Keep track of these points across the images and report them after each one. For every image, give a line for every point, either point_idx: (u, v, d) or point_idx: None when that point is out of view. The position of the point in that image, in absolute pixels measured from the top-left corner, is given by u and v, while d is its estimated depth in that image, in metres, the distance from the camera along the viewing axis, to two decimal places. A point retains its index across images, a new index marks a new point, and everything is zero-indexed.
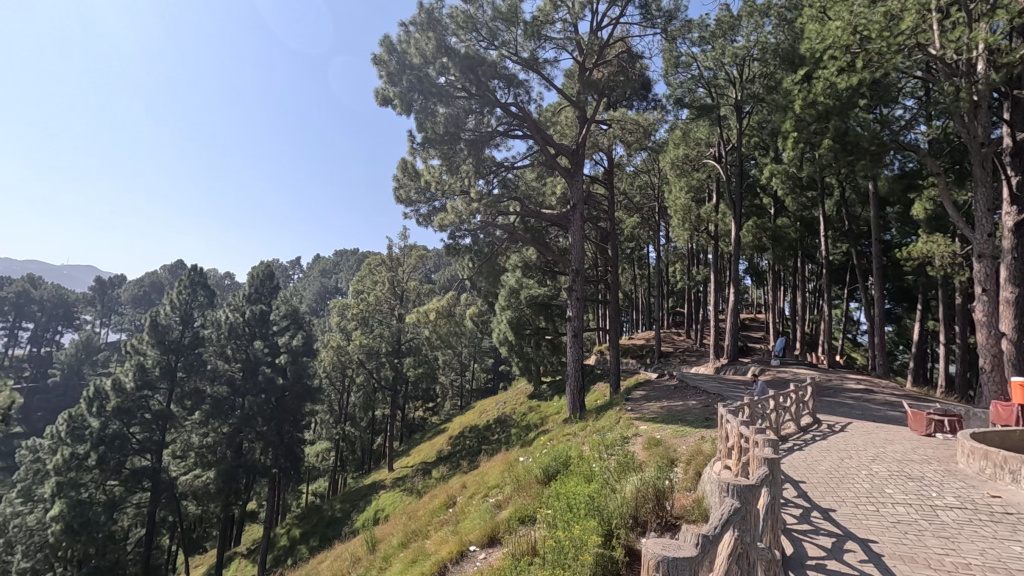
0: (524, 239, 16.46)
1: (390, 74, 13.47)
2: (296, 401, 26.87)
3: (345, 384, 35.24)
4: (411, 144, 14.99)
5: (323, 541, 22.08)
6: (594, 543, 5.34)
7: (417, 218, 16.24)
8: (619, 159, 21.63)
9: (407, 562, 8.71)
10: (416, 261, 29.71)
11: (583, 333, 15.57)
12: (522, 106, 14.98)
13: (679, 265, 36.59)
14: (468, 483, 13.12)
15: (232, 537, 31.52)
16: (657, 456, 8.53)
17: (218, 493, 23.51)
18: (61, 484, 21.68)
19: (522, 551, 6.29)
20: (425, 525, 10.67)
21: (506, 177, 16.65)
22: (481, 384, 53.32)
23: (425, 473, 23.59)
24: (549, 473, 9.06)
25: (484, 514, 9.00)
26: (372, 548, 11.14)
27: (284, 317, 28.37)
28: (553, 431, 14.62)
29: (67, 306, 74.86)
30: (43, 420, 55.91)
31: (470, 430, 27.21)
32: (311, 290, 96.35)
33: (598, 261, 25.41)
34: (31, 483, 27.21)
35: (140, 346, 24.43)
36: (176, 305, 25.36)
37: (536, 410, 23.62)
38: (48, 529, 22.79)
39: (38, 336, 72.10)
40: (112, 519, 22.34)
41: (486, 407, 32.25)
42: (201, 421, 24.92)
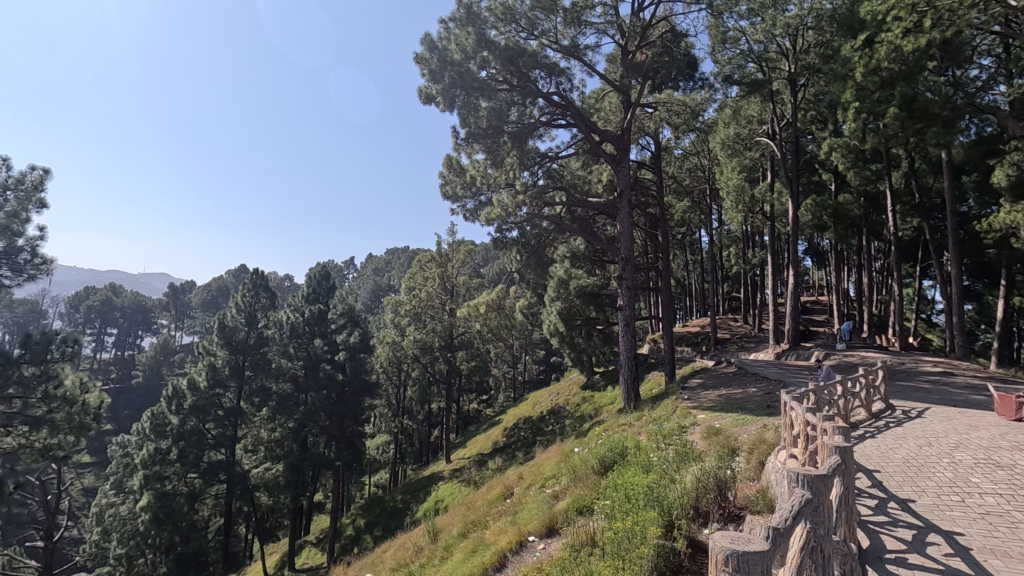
0: (571, 229, 16.23)
1: (432, 72, 13.66)
2: (356, 396, 27.49)
3: (401, 378, 36.18)
4: (456, 140, 15.05)
5: (387, 531, 22.82)
6: (654, 534, 5.24)
7: (464, 214, 16.42)
8: (666, 142, 21.06)
9: (468, 552, 8.87)
10: (465, 256, 30.09)
11: (634, 322, 15.35)
12: (565, 94, 14.81)
13: (734, 248, 35.38)
14: (524, 474, 13.22)
15: (302, 526, 33.16)
16: (717, 445, 8.30)
17: (287, 486, 24.69)
18: (147, 476, 23.40)
19: (581, 541, 6.31)
20: (484, 516, 10.84)
21: (551, 167, 16.45)
22: (533, 376, 53.56)
23: (481, 464, 23.99)
24: (606, 464, 8.98)
25: (541, 504, 9.08)
26: (434, 538, 11.43)
27: (341, 316, 29.21)
28: (608, 421, 14.51)
29: (146, 311, 80.60)
30: (130, 418, 60.64)
31: (525, 422, 27.37)
32: (366, 290, 99.68)
33: (648, 249, 24.95)
34: (122, 476, 29.51)
35: (212, 347, 25.97)
36: (240, 307, 26.65)
37: (590, 401, 23.46)
38: (138, 519, 24.67)
39: (122, 341, 78.35)
40: (193, 509, 23.92)
41: (540, 399, 32.38)
42: (269, 417, 25.94)
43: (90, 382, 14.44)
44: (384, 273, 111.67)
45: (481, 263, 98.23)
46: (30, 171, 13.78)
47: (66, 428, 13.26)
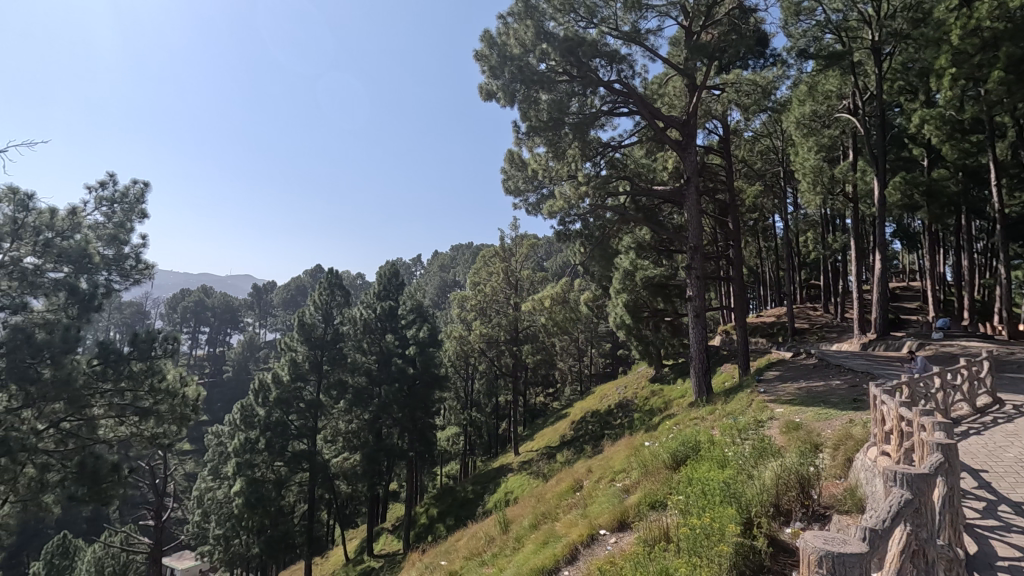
0: (636, 220, 15.85)
1: (493, 68, 13.71)
2: (426, 389, 28.20)
3: (469, 371, 36.97)
4: (517, 134, 15.07)
5: (459, 520, 23.45)
6: (732, 532, 5.08)
7: (526, 207, 16.46)
8: (736, 125, 20.12)
9: (539, 543, 8.93)
10: (528, 250, 30.26)
11: (705, 313, 14.82)
12: (627, 81, 14.47)
13: (811, 233, 33.46)
14: (594, 467, 13.11)
15: (380, 514, 34.70)
16: (799, 440, 7.88)
17: (365, 476, 26.06)
18: (240, 464, 25.29)
19: (654, 536, 6.20)
20: (555, 508, 10.86)
21: (614, 157, 16.11)
22: (600, 369, 53.18)
23: (550, 457, 24.03)
24: (679, 459, 8.76)
25: (612, 498, 8.98)
26: (505, 529, 11.59)
27: (409, 312, 30.29)
28: (678, 415, 14.13)
29: (234, 311, 86.88)
30: (223, 409, 65.94)
31: (593, 415, 27.11)
32: (433, 286, 102.67)
33: (717, 236, 24.08)
34: (217, 463, 31.94)
35: (293, 343, 27.34)
36: (318, 305, 27.76)
37: (659, 394, 22.90)
38: (233, 502, 26.68)
39: (214, 339, 84.96)
40: (280, 495, 25.57)
41: (608, 392, 31.91)
42: (346, 409, 27.15)
43: (188, 376, 15.74)
44: (449, 269, 114.21)
45: (544, 257, 98.61)
46: (133, 185, 15.16)
47: (170, 418, 14.59)
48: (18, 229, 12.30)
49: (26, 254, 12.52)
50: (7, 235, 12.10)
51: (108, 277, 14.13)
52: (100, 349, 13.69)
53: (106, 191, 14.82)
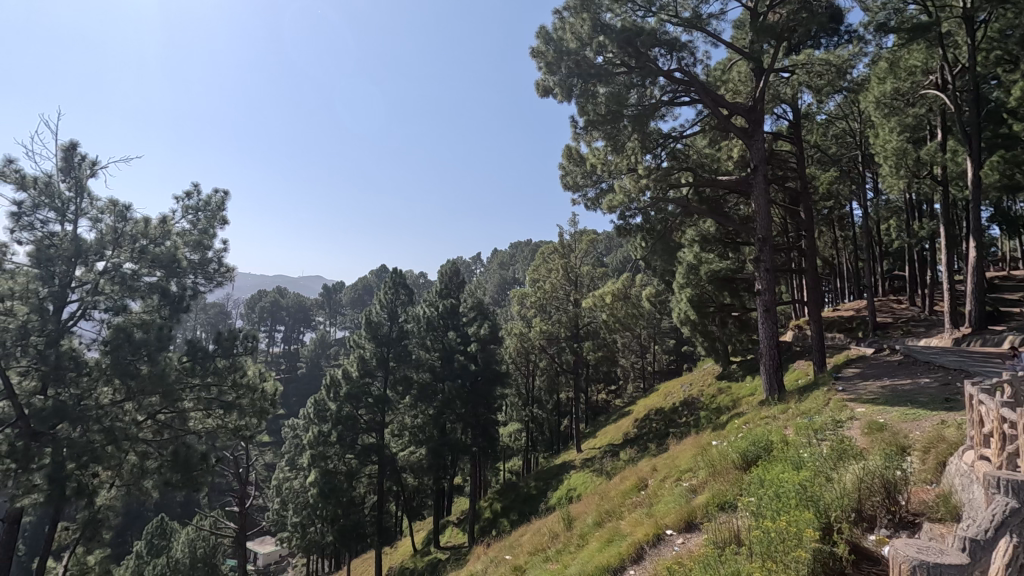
0: (700, 212, 15.33)
1: (549, 64, 13.71)
2: (488, 385, 28.69)
3: (530, 368, 37.15)
4: (575, 129, 14.94)
5: (522, 515, 23.61)
6: (810, 537, 4.84)
7: (585, 203, 16.34)
8: (807, 108, 19.05)
9: (603, 541, 8.85)
10: (588, 246, 29.92)
11: (776, 307, 14.16)
12: (688, 69, 14.04)
13: (893, 221, 31.22)
14: (658, 466, 12.84)
15: (445, 507, 35.60)
16: (882, 442, 7.38)
17: (430, 469, 26.68)
18: (314, 456, 26.62)
19: (724, 539, 5.99)
20: (618, 506, 10.72)
21: (675, 148, 15.68)
22: (664, 366, 52.08)
23: (613, 454, 23.76)
24: (750, 459, 8.44)
25: (678, 498, 8.76)
26: (569, 525, 11.58)
27: (471, 310, 30.44)
28: (748, 414, 13.58)
29: (306, 311, 91.55)
30: (298, 403, 69.82)
31: (656, 413, 26.53)
32: (493, 284, 103.90)
33: (787, 227, 22.90)
34: (294, 454, 33.78)
35: (361, 341, 28.45)
36: (383, 304, 28.49)
37: (726, 392, 22.08)
38: (308, 492, 28.16)
39: (289, 337, 89.99)
40: (352, 486, 26.71)
41: (672, 389, 31.13)
42: (412, 404, 27.95)
43: (267, 372, 16.73)
44: (509, 267, 115.17)
45: (604, 252, 97.52)
46: (214, 194, 16.25)
47: (251, 412, 15.56)
48: (118, 238, 13.65)
49: (125, 261, 13.80)
50: (109, 244, 13.45)
51: (195, 280, 15.19)
52: (189, 347, 14.79)
53: (192, 200, 15.97)
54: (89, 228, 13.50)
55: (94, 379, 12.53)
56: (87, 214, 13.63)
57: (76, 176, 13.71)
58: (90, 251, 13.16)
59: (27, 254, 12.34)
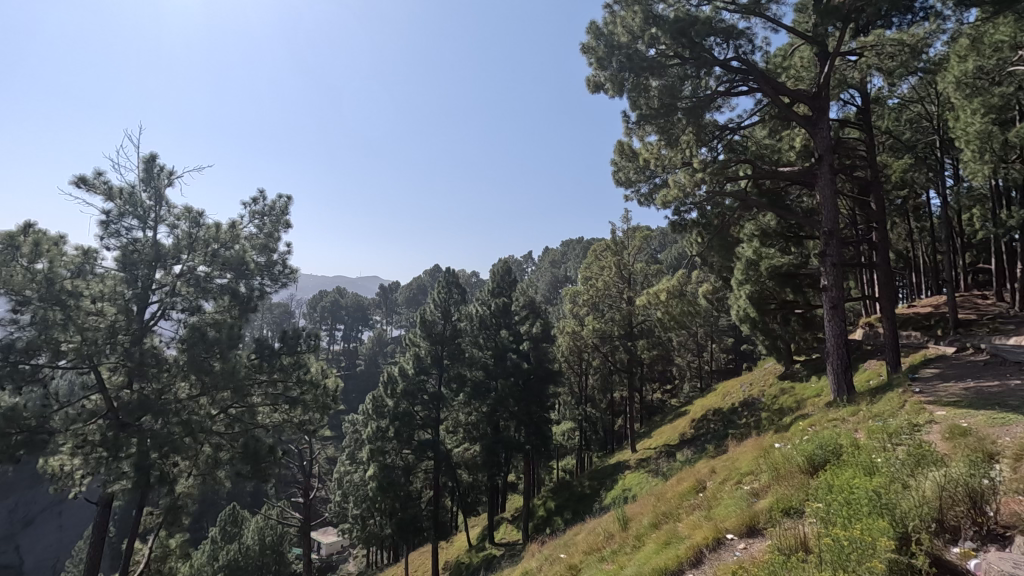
0: (759, 205, 14.74)
1: (600, 59, 13.57)
2: (541, 383, 28.78)
3: (583, 367, 36.93)
4: (627, 125, 14.72)
5: (576, 514, 23.52)
6: (886, 547, 4.58)
7: (638, 199, 16.05)
8: (877, 93, 17.98)
9: (661, 543, 8.69)
10: (641, 243, 29.41)
11: (843, 304, 13.45)
12: (746, 57, 13.52)
13: (977, 210, 28.94)
14: (717, 468, 12.47)
15: (499, 504, 35.97)
16: (966, 448, 6.87)
17: (484, 466, 27.01)
18: (373, 450, 27.48)
19: (790, 545, 5.75)
20: (676, 508, 10.51)
21: (732, 140, 15.18)
22: (721, 365, 50.54)
23: (669, 455, 23.29)
24: (817, 464, 8.05)
25: (739, 501, 8.48)
26: (625, 526, 11.40)
27: (523, 308, 30.75)
28: (814, 415, 12.96)
29: (364, 310, 94.68)
30: (357, 399, 72.39)
31: (714, 413, 25.78)
32: (544, 283, 103.94)
33: (856, 219, 21.69)
34: (353, 448, 35.00)
35: (416, 340, 29.10)
36: (437, 303, 29.07)
37: (789, 393, 21.18)
38: (368, 485, 29.13)
39: (348, 335, 93.41)
40: (408, 480, 27.40)
41: (730, 389, 30.13)
42: (465, 401, 28.33)
43: (328, 369, 17.40)
44: (560, 265, 114.88)
45: (657, 249, 95.63)
46: (278, 199, 17.05)
47: (314, 407, 16.24)
48: (193, 243, 14.58)
49: (199, 264, 14.72)
50: (184, 248, 14.42)
51: (261, 282, 15.93)
52: (257, 345, 15.59)
53: (258, 206, 16.82)
54: (168, 233, 14.51)
55: (173, 375, 13.44)
56: (165, 221, 14.61)
57: (155, 185, 14.72)
58: (169, 256, 14.14)
59: (114, 259, 13.38)
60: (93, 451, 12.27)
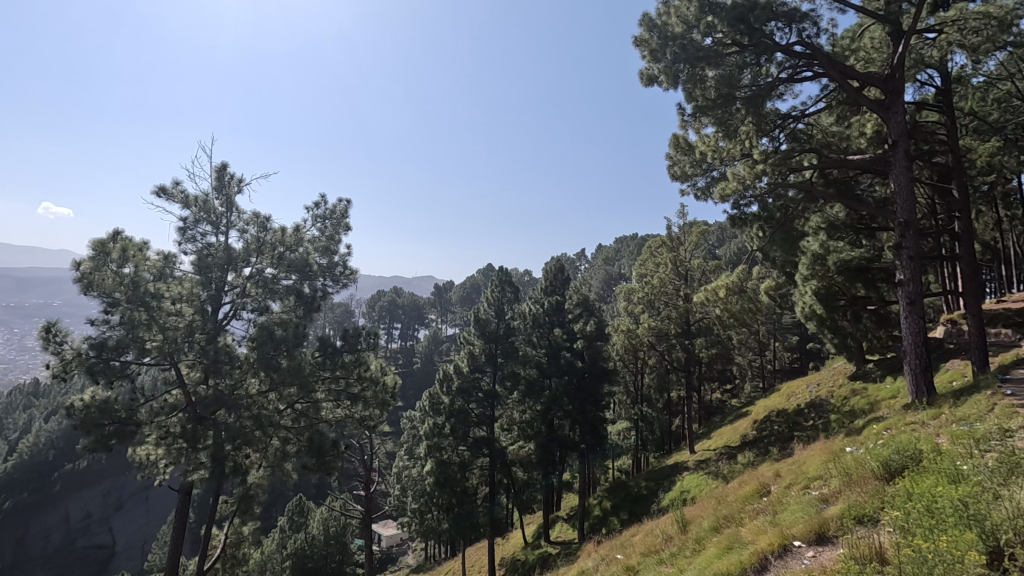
0: (826, 196, 13.98)
1: (653, 52, 13.30)
2: (596, 382, 28.49)
3: (638, 365, 36.28)
4: (682, 117, 14.31)
5: (633, 515, 23.17)
6: (974, 560, 4.26)
7: (695, 193, 15.62)
8: (960, 71, 16.64)
9: (722, 548, 8.41)
10: (698, 238, 28.58)
11: (922, 300, 12.57)
12: (810, 41, 12.89)
13: None
14: (783, 472, 11.95)
15: (555, 502, 35.94)
16: None
17: (539, 464, 27.09)
18: (430, 446, 28.07)
19: (864, 555, 5.44)
20: (738, 512, 10.16)
21: (796, 129, 14.48)
22: (786, 365, 48.39)
23: (730, 457, 22.52)
24: (893, 470, 7.58)
25: (807, 507, 8.09)
26: (684, 529, 11.14)
27: (576, 306, 30.63)
28: (890, 418, 12.18)
29: (420, 309, 96.82)
30: (414, 396, 74.26)
31: (778, 415, 24.72)
32: (598, 280, 102.90)
33: (937, 208, 20.17)
34: (411, 444, 35.90)
35: (471, 338, 29.46)
36: (490, 301, 29.36)
37: (862, 394, 20.00)
38: (425, 480, 29.79)
39: (405, 333, 95.90)
40: (464, 477, 27.80)
41: (796, 390, 28.77)
42: (520, 400, 28.45)
43: (387, 366, 17.87)
44: (614, 262, 113.42)
45: (716, 244, 92.67)
46: (338, 203, 17.70)
47: (374, 403, 16.71)
48: (261, 246, 15.39)
49: (267, 266, 15.52)
50: (253, 252, 15.26)
51: (324, 283, 16.49)
52: (320, 343, 16.26)
53: (320, 210, 17.54)
54: (238, 238, 15.35)
55: (244, 371, 14.20)
56: (235, 226, 15.47)
57: (226, 193, 15.59)
58: (239, 259, 14.99)
59: (191, 263, 14.30)
60: (174, 441, 13.20)
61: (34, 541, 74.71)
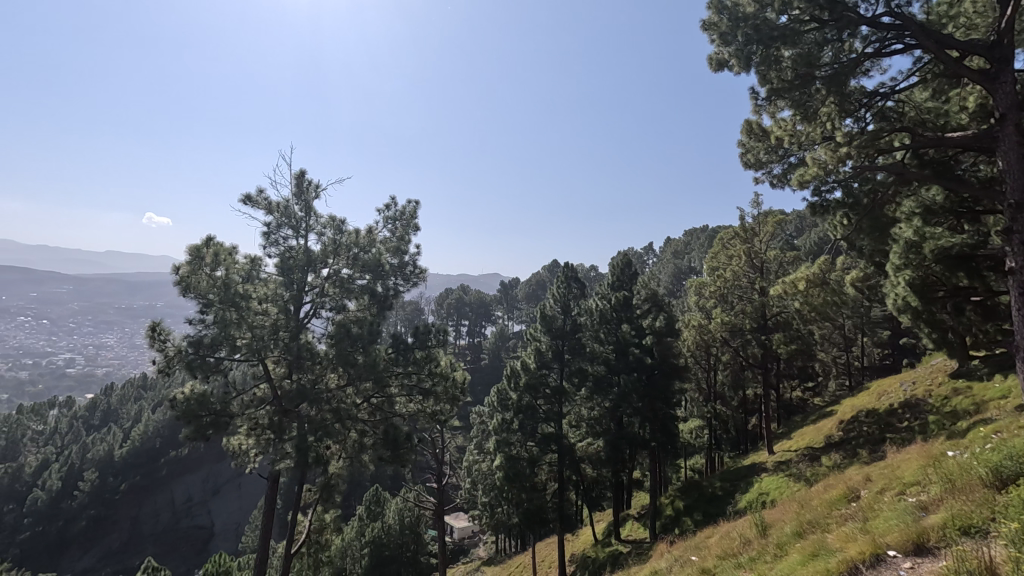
0: (921, 177, 12.84)
1: (723, 35, 12.77)
2: (666, 379, 27.77)
3: (711, 362, 35.04)
4: (756, 101, 13.64)
5: (707, 516, 22.48)
6: None
7: (771, 180, 14.84)
8: None
9: (807, 554, 7.95)
10: (774, 228, 27.26)
11: None
12: (900, 10, 11.89)
13: None
14: (874, 476, 11.13)
15: (625, 500, 35.45)
16: None
17: (609, 461, 27.06)
18: (499, 441, 28.48)
19: (973, 570, 4.96)
20: (823, 517, 9.58)
21: (885, 107, 13.42)
22: (876, 362, 45.13)
23: (813, 458, 21.33)
24: (1007, 476, 6.81)
25: (903, 514, 7.49)
26: (764, 533, 10.63)
27: (645, 301, 30.16)
28: (1001, 421, 11.02)
29: (487, 306, 98.29)
30: (483, 392, 75.67)
31: (868, 415, 23.08)
32: (667, 274, 100.32)
33: None
34: (481, 439, 36.53)
35: (537, 334, 29.46)
36: (556, 298, 29.26)
37: (965, 393, 18.30)
38: (495, 475, 30.23)
39: (473, 330, 97.75)
40: (533, 472, 27.94)
41: (888, 388, 26.76)
42: (588, 396, 28.26)
43: (456, 362, 18.26)
44: (683, 255, 110.06)
45: (795, 234, 87.73)
46: (408, 205, 18.27)
47: (445, 398, 17.14)
48: (337, 248, 16.16)
49: (343, 267, 16.28)
50: (330, 253, 16.05)
51: (395, 282, 17.04)
52: (393, 340, 16.84)
53: (391, 212, 18.16)
54: (316, 240, 16.21)
55: (324, 367, 14.92)
56: (314, 229, 16.33)
57: (306, 198, 16.48)
58: (318, 260, 15.80)
59: (274, 266, 15.23)
60: (263, 432, 14.13)
61: (145, 521, 82.50)
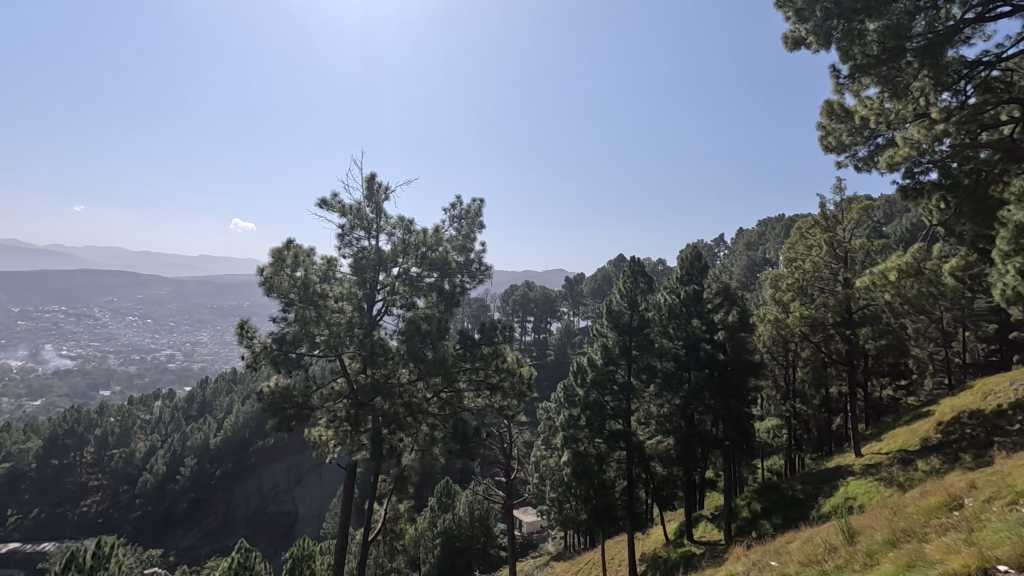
0: None
1: (799, 12, 12.07)
2: (739, 376, 26.94)
3: (789, 358, 33.29)
4: (837, 80, 12.79)
5: (787, 520, 21.43)
6: None
7: (855, 163, 13.86)
8: None
9: (902, 565, 7.39)
10: (859, 215, 25.49)
11: None
12: None
13: None
14: (980, 483, 10.16)
15: (698, 500, 34.40)
16: None
17: (679, 459, 26.68)
18: (566, 437, 28.43)
19: None
20: (920, 526, 8.87)
21: (989, 78, 12.16)
22: (981, 358, 41.19)
23: (906, 462, 19.81)
24: None
25: (1016, 526, 6.79)
26: (852, 540, 9.98)
27: (716, 295, 29.12)
28: None
29: (552, 302, 98.25)
30: (550, 388, 75.83)
31: (970, 417, 21.11)
32: (740, 267, 96.16)
33: None
34: (548, 435, 36.58)
35: (604, 330, 28.50)
36: (623, 292, 28.30)
37: None
38: (563, 471, 30.21)
39: (538, 326, 98.05)
40: (601, 469, 27.67)
41: (995, 387, 24.36)
42: (657, 393, 27.62)
43: (523, 358, 18.37)
44: (757, 246, 105.08)
45: (884, 221, 81.49)
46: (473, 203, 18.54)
47: (512, 394, 17.32)
48: (406, 247, 16.71)
49: (412, 266, 16.78)
50: (400, 253, 16.61)
51: (462, 280, 17.49)
52: (460, 337, 17.13)
53: (457, 211, 18.50)
54: (387, 241, 16.81)
55: (396, 363, 15.36)
56: (384, 230, 16.95)
57: (376, 200, 17.12)
58: (388, 260, 16.38)
59: (349, 265, 15.96)
60: (341, 424, 14.86)
61: (237, 504, 89.04)
